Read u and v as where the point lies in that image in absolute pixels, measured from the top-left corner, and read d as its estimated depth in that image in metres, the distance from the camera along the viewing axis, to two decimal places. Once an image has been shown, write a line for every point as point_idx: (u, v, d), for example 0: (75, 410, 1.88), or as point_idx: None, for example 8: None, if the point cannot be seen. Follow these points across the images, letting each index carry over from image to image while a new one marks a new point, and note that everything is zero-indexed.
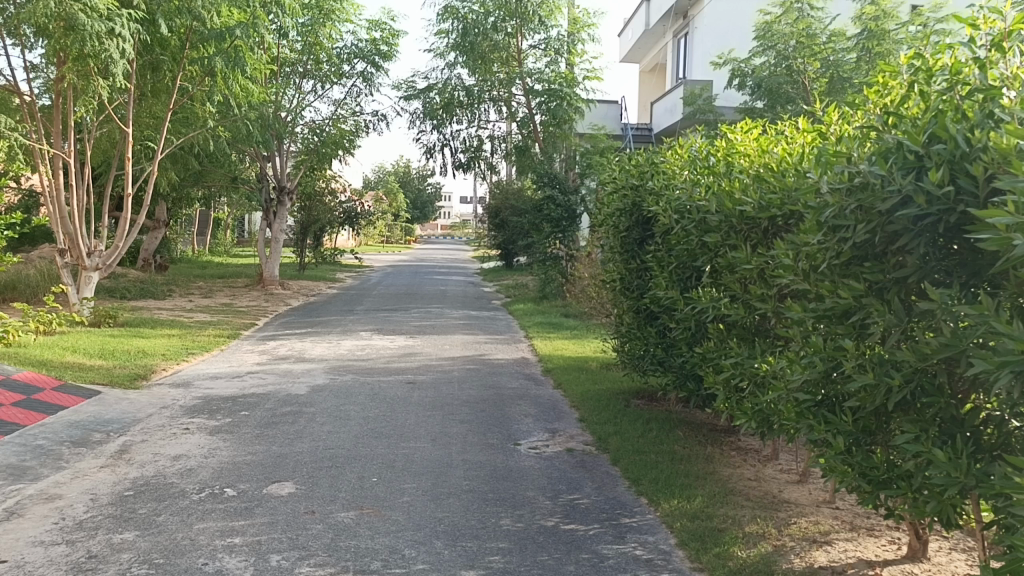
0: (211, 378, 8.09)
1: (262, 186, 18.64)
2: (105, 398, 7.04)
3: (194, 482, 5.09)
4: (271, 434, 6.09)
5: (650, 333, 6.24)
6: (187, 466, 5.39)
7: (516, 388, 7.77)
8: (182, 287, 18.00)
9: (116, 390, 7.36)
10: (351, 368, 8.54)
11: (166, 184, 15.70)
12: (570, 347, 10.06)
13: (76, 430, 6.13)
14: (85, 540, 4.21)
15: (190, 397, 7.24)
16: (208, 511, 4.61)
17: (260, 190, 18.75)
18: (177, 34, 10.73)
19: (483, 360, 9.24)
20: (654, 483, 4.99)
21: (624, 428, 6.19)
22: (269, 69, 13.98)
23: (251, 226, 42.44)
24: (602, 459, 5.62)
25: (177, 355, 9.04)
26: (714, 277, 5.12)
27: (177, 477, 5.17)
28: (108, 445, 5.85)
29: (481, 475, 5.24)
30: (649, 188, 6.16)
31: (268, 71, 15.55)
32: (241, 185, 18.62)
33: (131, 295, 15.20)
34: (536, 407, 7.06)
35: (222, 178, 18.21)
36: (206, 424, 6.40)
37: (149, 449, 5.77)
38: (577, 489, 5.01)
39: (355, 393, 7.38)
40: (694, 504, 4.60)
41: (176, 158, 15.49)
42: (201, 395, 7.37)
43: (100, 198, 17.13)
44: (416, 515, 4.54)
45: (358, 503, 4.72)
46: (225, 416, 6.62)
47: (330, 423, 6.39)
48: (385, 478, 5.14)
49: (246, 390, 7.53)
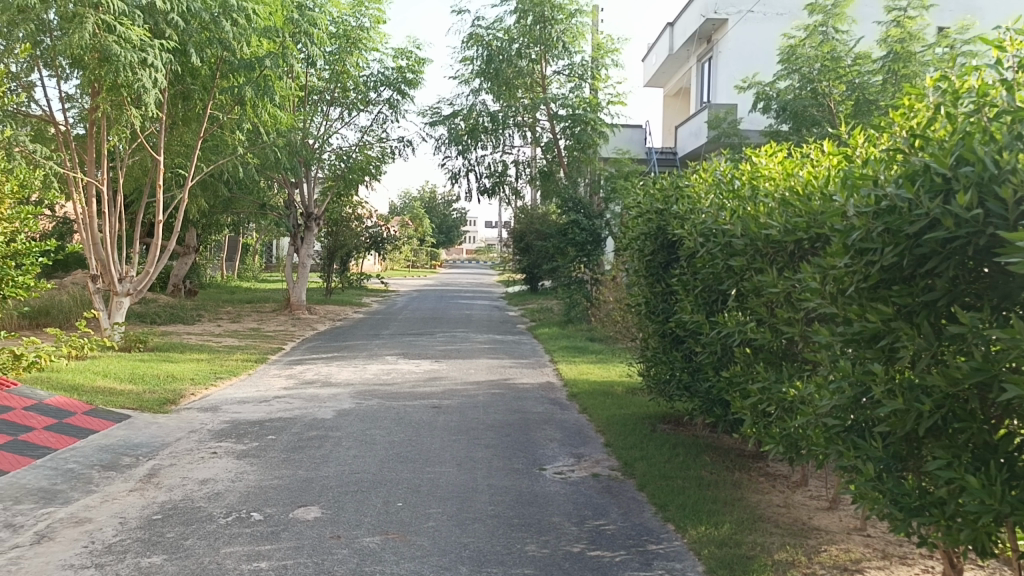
0: (239, 402, 8.16)
1: (290, 212, 18.91)
2: (134, 423, 7.13)
3: (222, 506, 5.13)
4: (297, 458, 6.12)
5: (676, 358, 6.20)
6: (215, 490, 5.43)
7: (541, 412, 7.75)
8: (211, 312, 18.22)
9: (145, 414, 7.44)
10: (377, 393, 8.57)
11: (196, 211, 15.98)
12: (595, 371, 10.03)
13: (106, 454, 6.21)
14: (114, 563, 4.25)
15: (218, 421, 7.30)
16: (236, 535, 4.64)
17: (288, 216, 19.03)
18: (208, 64, 10.96)
19: (508, 384, 9.23)
20: (681, 509, 4.94)
21: (650, 453, 6.14)
22: (297, 97, 14.22)
23: (279, 251, 43.04)
24: (628, 484, 5.58)
25: (205, 380, 9.12)
26: (740, 301, 5.09)
27: (205, 501, 5.21)
28: (137, 469, 5.91)
29: (506, 500, 5.22)
30: (673, 212, 6.15)
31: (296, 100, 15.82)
32: (270, 212, 18.93)
33: (161, 320, 15.43)
34: (561, 432, 7.03)
35: (250, 205, 18.51)
36: (233, 448, 6.45)
37: (178, 472, 5.82)
38: (604, 515, 4.97)
39: (380, 418, 7.40)
40: (722, 531, 4.55)
41: (207, 185, 15.80)
42: (229, 419, 7.44)
43: (131, 224, 17.48)
44: (442, 540, 4.53)
45: (383, 528, 4.72)
46: (252, 440, 6.67)
47: (355, 447, 6.42)
48: (411, 503, 5.14)
49: (273, 414, 7.58)
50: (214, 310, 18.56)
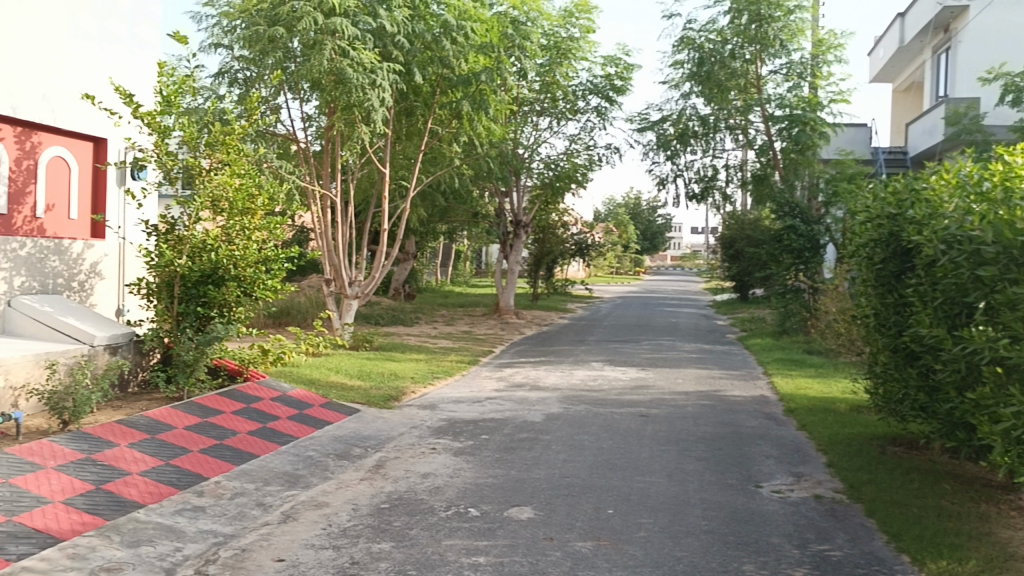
0: (455, 401, 8.57)
1: (500, 220, 19.65)
2: (363, 416, 7.71)
3: (442, 500, 5.41)
4: (510, 459, 6.32)
5: (910, 375, 5.71)
6: (435, 484, 5.74)
7: (755, 427, 7.45)
8: (428, 315, 19.33)
9: (372, 409, 8.02)
10: (585, 399, 8.65)
11: (416, 219, 17.05)
12: (814, 386, 9.48)
13: (340, 444, 6.76)
14: (349, 546, 4.61)
15: (436, 419, 7.71)
16: (455, 529, 4.87)
17: (499, 224, 19.80)
18: (430, 81, 11.64)
19: (719, 396, 8.96)
20: (918, 541, 4.54)
21: (879, 477, 5.71)
22: (511, 109, 14.72)
23: (488, 258, 44.87)
24: (854, 509, 5.22)
25: (424, 379, 9.67)
26: (990, 315, 4.59)
27: (426, 494, 5.52)
28: (366, 460, 6.38)
29: (720, 516, 5.07)
30: (909, 217, 5.68)
31: (509, 112, 16.40)
32: (482, 220, 19.76)
33: (384, 321, 16.59)
34: (777, 448, 6.71)
35: (464, 214, 19.45)
36: (450, 445, 6.79)
37: (402, 465, 6.22)
38: (827, 539, 4.69)
39: (589, 424, 7.46)
40: (968, 568, 4.13)
41: (426, 196, 16.83)
42: (446, 417, 7.83)
43: (360, 231, 19.00)
44: (653, 551, 4.49)
45: (595, 533, 4.75)
46: (468, 439, 6.98)
47: (565, 451, 6.52)
48: (622, 511, 5.14)
49: (486, 415, 7.88)
50: (430, 313, 19.65)
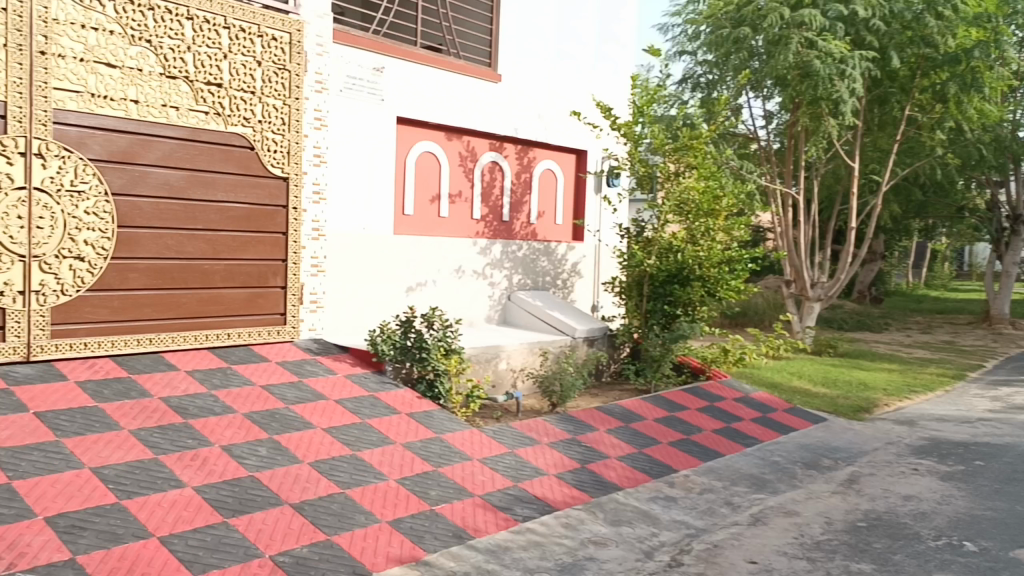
0: (938, 419, 7.67)
1: (995, 215, 17.34)
2: (831, 426, 7.36)
3: (929, 527, 4.87)
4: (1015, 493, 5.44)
5: None
6: (920, 508, 5.19)
7: None
8: (898, 321, 17.75)
9: (840, 419, 7.60)
10: None
11: (888, 216, 15.90)
12: None
13: (807, 452, 6.54)
14: (824, 560, 4.42)
15: (917, 437, 6.99)
16: (949, 562, 4.34)
17: (992, 219, 17.51)
18: (909, 64, 10.69)
19: None
20: None
21: None
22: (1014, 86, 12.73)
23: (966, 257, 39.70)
24: None
25: (898, 391, 8.86)
26: None
27: (910, 518, 5.02)
28: (838, 472, 6.07)
29: None
30: None
31: (1010, 91, 14.20)
32: (970, 215, 17.78)
33: (847, 327, 15.68)
34: None
35: (946, 209, 17.53)
36: (936, 467, 6.08)
37: (879, 483, 5.76)
38: None
39: None
40: None
41: (901, 189, 15.75)
42: (929, 436, 7.05)
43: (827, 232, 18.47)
44: None
45: None
46: (958, 463, 6.19)
47: None
48: None
49: (980, 438, 6.91)
50: (900, 320, 18.00)
